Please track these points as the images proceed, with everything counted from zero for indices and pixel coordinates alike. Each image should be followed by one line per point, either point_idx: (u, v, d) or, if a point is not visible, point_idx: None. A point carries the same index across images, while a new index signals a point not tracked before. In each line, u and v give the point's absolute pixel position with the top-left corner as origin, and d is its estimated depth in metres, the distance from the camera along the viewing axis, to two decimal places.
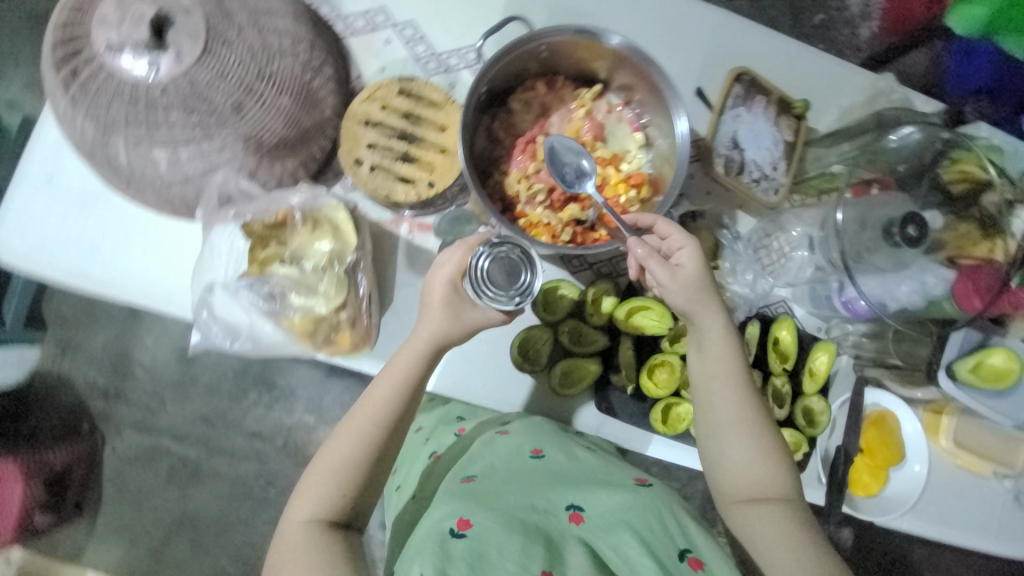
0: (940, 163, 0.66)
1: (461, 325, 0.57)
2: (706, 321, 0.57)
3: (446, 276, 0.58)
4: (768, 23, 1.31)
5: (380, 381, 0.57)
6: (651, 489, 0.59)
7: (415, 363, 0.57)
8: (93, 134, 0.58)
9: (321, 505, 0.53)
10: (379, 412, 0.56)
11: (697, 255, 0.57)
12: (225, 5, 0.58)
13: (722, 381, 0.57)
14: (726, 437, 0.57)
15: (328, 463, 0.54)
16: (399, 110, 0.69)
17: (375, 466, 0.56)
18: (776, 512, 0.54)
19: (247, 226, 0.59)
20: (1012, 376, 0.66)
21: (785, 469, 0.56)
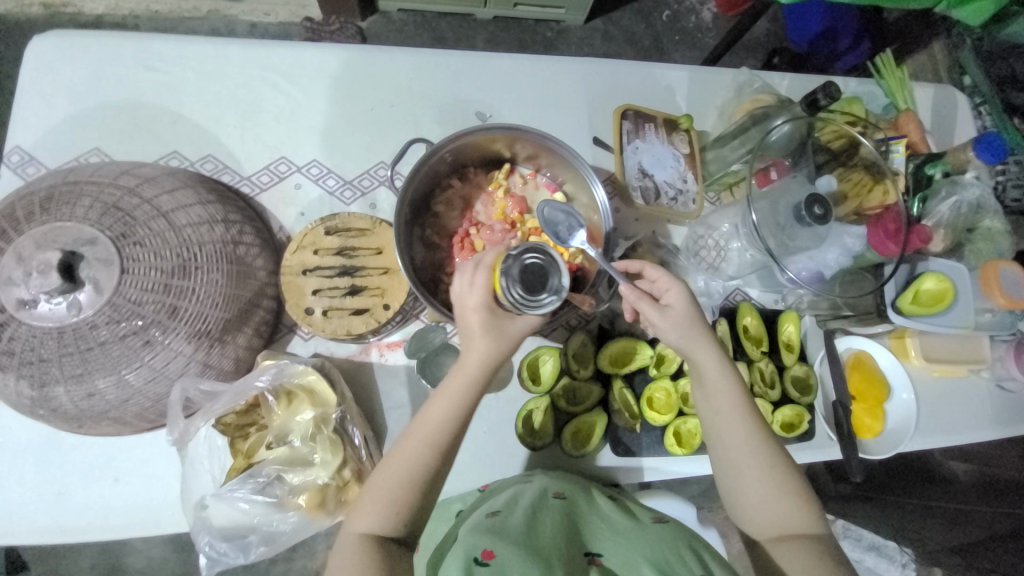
0: (816, 132, 0.74)
1: (500, 341, 0.52)
2: (703, 359, 0.57)
3: (473, 295, 0.52)
4: (624, 40, 1.62)
5: (426, 413, 0.51)
6: (666, 526, 0.59)
7: (462, 388, 0.51)
8: (28, 389, 0.56)
9: (363, 547, 0.48)
10: (424, 441, 0.50)
11: (681, 297, 0.58)
12: (128, 219, 0.57)
13: (732, 414, 0.56)
14: (743, 473, 0.55)
15: (371, 506, 0.49)
16: (331, 248, 0.70)
17: (425, 498, 0.51)
18: (805, 552, 0.52)
19: (220, 422, 0.58)
20: (950, 293, 0.75)
21: (804, 502, 0.55)
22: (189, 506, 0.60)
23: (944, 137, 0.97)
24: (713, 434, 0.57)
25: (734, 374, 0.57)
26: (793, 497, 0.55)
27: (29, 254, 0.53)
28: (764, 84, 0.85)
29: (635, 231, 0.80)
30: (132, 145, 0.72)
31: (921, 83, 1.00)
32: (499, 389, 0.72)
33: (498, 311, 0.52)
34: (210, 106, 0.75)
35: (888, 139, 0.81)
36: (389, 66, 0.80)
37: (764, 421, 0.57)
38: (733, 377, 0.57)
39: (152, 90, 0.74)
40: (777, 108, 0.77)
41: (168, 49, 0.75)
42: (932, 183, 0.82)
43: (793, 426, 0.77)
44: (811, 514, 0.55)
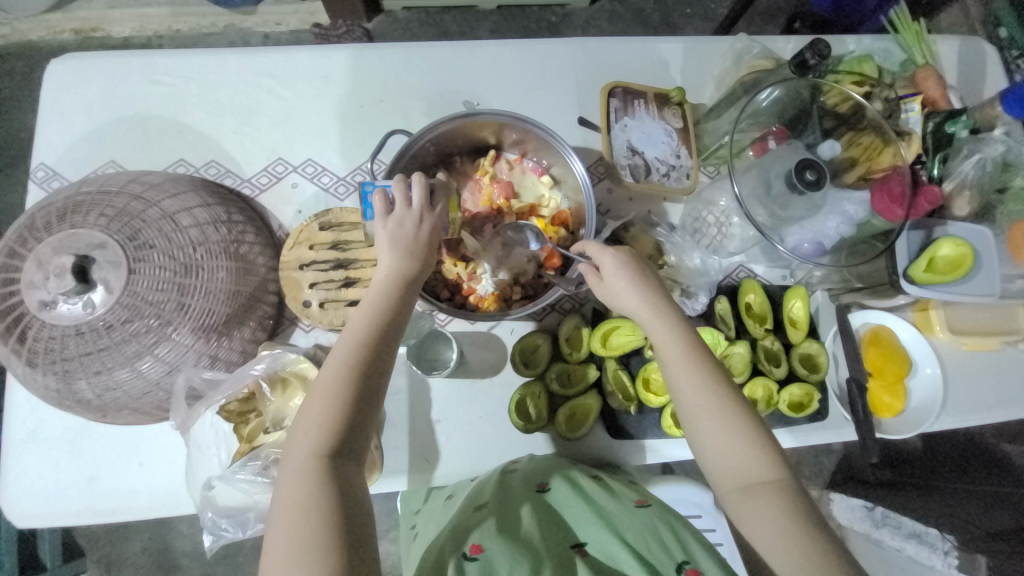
0: (816, 95, 0.70)
1: (426, 258, 0.56)
2: (646, 319, 0.59)
3: (400, 219, 0.56)
4: (631, 19, 1.58)
5: (348, 335, 0.52)
6: (649, 508, 0.59)
7: (382, 304, 0.54)
8: (55, 383, 0.61)
9: (304, 479, 0.46)
10: (349, 358, 0.51)
11: (625, 263, 0.60)
12: (133, 223, 0.61)
13: (683, 363, 0.56)
14: (702, 427, 0.55)
15: (304, 438, 0.48)
16: (325, 243, 0.73)
17: (362, 412, 0.50)
18: (772, 504, 0.51)
19: (224, 409, 0.63)
20: (969, 258, 0.69)
21: (767, 449, 0.54)
22: (195, 487, 0.65)
23: (972, 92, 0.90)
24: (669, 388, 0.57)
25: (682, 329, 0.58)
26: (756, 443, 0.54)
27: (48, 259, 0.58)
28: (764, 49, 0.81)
29: (629, 211, 0.79)
30: (142, 155, 0.77)
31: (945, 36, 0.92)
32: (493, 374, 0.74)
33: (438, 233, 0.59)
34: (211, 114, 0.79)
35: (902, 97, 0.76)
36: (378, 62, 0.81)
37: (719, 371, 0.56)
38: (684, 331, 0.57)
39: (158, 102, 0.79)
40: (770, 71, 0.74)
41: (170, 63, 0.79)
42: (954, 142, 0.75)
43: (803, 406, 0.74)
44: (771, 455, 0.53)
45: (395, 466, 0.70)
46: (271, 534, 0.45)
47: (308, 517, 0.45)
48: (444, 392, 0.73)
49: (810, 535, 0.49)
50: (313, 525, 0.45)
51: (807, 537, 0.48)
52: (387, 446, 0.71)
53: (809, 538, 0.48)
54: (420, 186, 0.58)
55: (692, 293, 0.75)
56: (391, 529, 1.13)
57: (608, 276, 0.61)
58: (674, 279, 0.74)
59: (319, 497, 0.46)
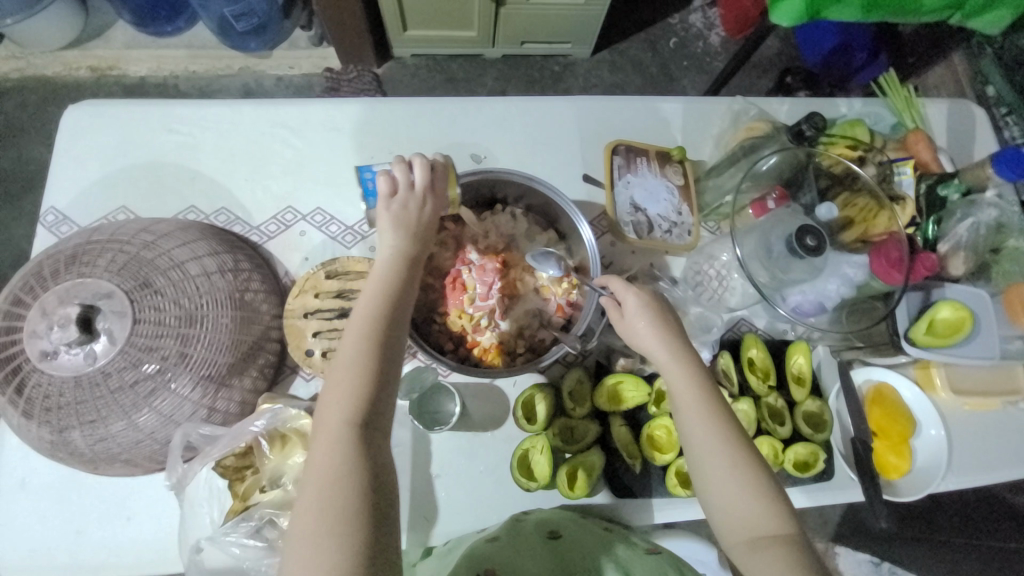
0: (812, 157, 0.72)
1: (424, 240, 0.59)
2: (662, 357, 0.59)
3: (404, 201, 0.59)
4: (630, 69, 1.65)
5: (362, 309, 0.54)
6: (660, 555, 0.60)
7: (391, 279, 0.56)
8: (48, 434, 0.60)
9: (335, 446, 0.48)
10: (368, 329, 0.53)
11: (647, 304, 0.61)
12: (142, 273, 0.62)
13: (695, 400, 0.56)
14: (711, 473, 0.54)
15: (328, 419, 0.50)
16: (330, 291, 0.73)
17: (384, 379, 0.52)
18: (781, 559, 0.49)
19: (220, 464, 0.61)
20: (968, 322, 0.71)
21: (776, 500, 0.53)
22: (185, 547, 0.62)
23: (960, 154, 0.93)
24: (683, 434, 0.57)
25: (697, 368, 0.58)
26: (763, 493, 0.53)
27: (52, 309, 0.58)
28: (760, 111, 0.85)
29: (632, 264, 0.79)
30: (154, 201, 0.79)
31: (932, 100, 0.96)
32: (494, 429, 0.73)
33: (437, 213, 0.61)
34: (224, 162, 0.81)
35: (894, 160, 0.79)
36: (389, 115, 0.84)
37: (731, 417, 0.56)
38: (702, 377, 0.57)
39: (173, 149, 0.80)
40: (767, 137, 0.77)
41: (188, 113, 0.82)
42: (947, 205, 0.78)
43: (808, 466, 0.73)
44: (778, 504, 0.53)
45: None
46: (304, 501, 0.47)
47: (342, 480, 0.47)
48: (444, 445, 0.71)
49: None
50: (346, 490, 0.47)
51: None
52: None
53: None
54: (422, 167, 0.61)
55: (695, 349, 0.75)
56: None
57: (630, 315, 0.61)
58: None
59: (345, 475, 0.47)
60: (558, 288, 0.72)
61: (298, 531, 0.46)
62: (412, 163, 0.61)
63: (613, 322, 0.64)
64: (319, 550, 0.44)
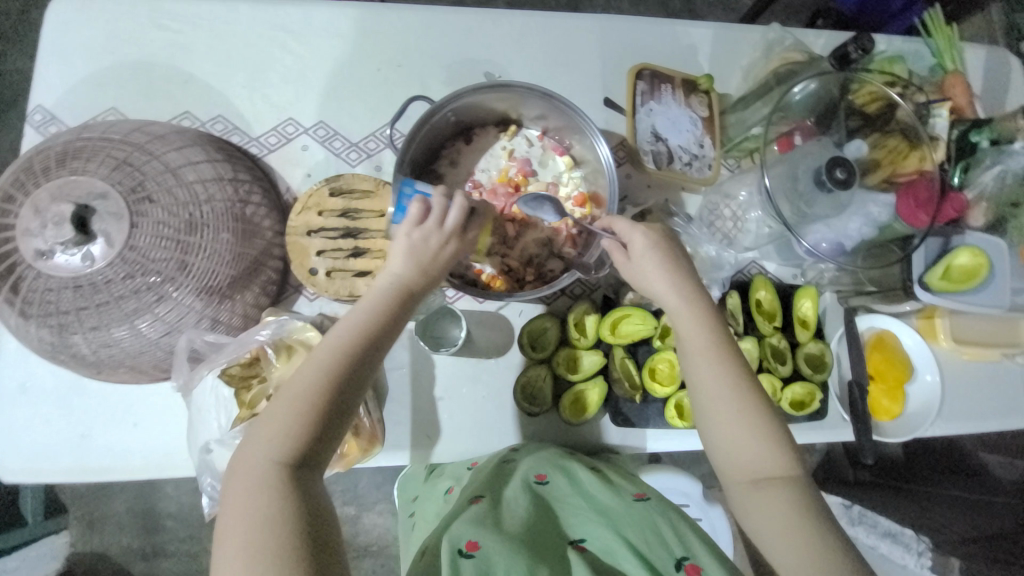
0: (849, 90, 0.68)
1: (432, 280, 0.54)
2: (675, 304, 0.57)
3: (425, 231, 0.53)
4: (653, 1, 1.53)
5: (331, 340, 0.49)
6: (648, 502, 0.59)
7: (378, 313, 0.50)
8: (49, 336, 0.59)
9: (262, 488, 0.43)
10: (334, 365, 0.47)
11: (656, 243, 0.59)
12: (137, 175, 0.58)
13: (705, 350, 0.55)
14: (717, 417, 0.54)
15: (269, 444, 0.44)
16: (335, 210, 0.71)
17: (336, 426, 0.47)
18: (780, 497, 0.50)
19: (226, 373, 0.61)
20: (984, 269, 0.70)
21: (783, 444, 0.53)
22: (195, 448, 0.63)
23: (996, 103, 0.89)
24: (689, 377, 0.56)
25: (710, 316, 0.57)
26: (771, 440, 0.53)
27: (45, 207, 0.55)
28: (796, 41, 0.79)
29: (646, 199, 0.77)
30: (145, 105, 0.74)
31: (972, 44, 0.91)
32: (498, 355, 0.73)
33: (454, 261, 0.55)
34: (220, 66, 0.75)
35: (931, 101, 0.75)
36: (398, 25, 0.78)
37: (742, 362, 0.55)
38: (715, 323, 0.56)
39: (164, 49, 0.74)
40: (805, 64, 0.73)
41: (179, 8, 0.75)
42: (976, 152, 0.75)
43: (804, 405, 0.74)
44: (786, 454, 0.53)
45: (395, 441, 0.70)
46: (221, 543, 0.42)
47: (265, 529, 0.41)
48: (448, 369, 0.72)
49: (822, 537, 0.48)
50: (270, 538, 0.41)
51: (813, 533, 0.48)
52: (389, 420, 0.70)
53: (815, 532, 0.48)
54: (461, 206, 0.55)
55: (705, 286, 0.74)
56: (380, 501, 1.15)
57: (637, 256, 0.59)
58: None
59: (280, 507, 0.43)
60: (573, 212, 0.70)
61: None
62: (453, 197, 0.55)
63: (617, 263, 0.61)
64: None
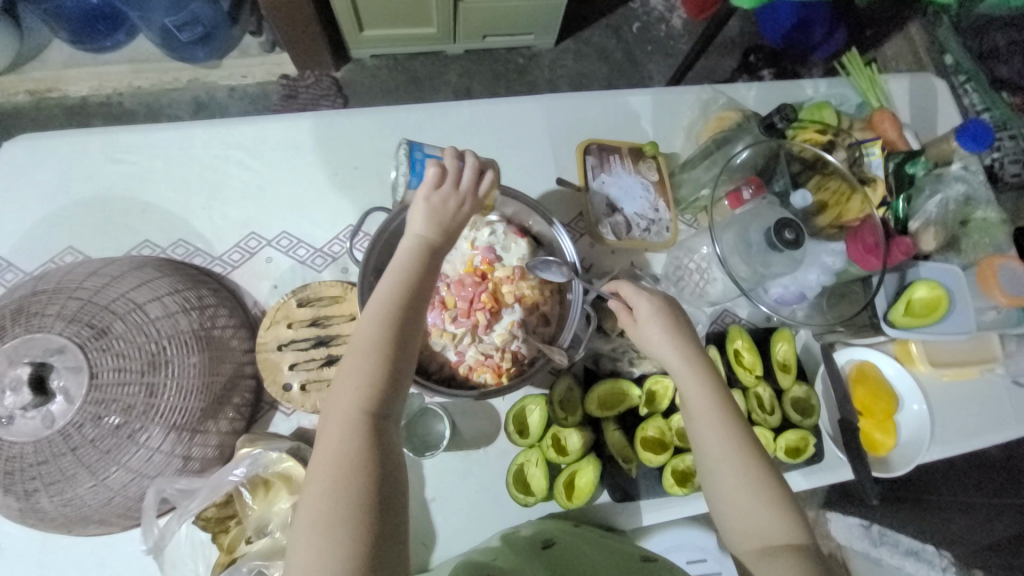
0: (784, 145, 0.72)
1: (449, 236, 0.59)
2: (676, 366, 0.59)
3: (444, 194, 0.58)
4: (596, 57, 1.63)
5: (379, 302, 0.54)
6: (656, 563, 0.62)
7: (414, 276, 0.55)
8: (13, 502, 0.56)
9: (347, 437, 0.49)
10: (386, 317, 0.53)
11: (658, 309, 0.61)
12: (96, 323, 0.57)
13: (707, 410, 0.57)
14: (724, 480, 0.55)
15: (349, 397, 0.50)
16: (304, 320, 0.70)
17: (399, 382, 0.53)
18: (792, 564, 0.50)
19: (201, 517, 0.59)
20: (944, 300, 0.72)
21: (790, 509, 0.54)
22: None
23: (925, 128, 0.94)
24: (694, 434, 0.57)
25: (713, 376, 0.58)
26: (779, 504, 0.53)
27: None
28: (729, 99, 0.84)
29: (612, 265, 0.78)
30: (106, 238, 0.74)
31: (895, 74, 0.97)
32: (487, 445, 0.71)
33: (470, 216, 0.60)
34: (178, 190, 0.76)
35: (863, 141, 0.79)
36: (350, 128, 0.80)
37: (744, 427, 0.56)
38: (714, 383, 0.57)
39: (121, 181, 0.75)
40: (739, 127, 0.77)
41: (133, 140, 0.76)
42: (915, 181, 0.79)
43: (799, 451, 0.74)
44: (793, 517, 0.53)
45: None
46: (310, 488, 0.47)
47: (349, 477, 0.47)
48: (437, 467, 0.70)
49: None
50: (351, 488, 0.47)
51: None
52: None
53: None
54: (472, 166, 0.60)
55: None
56: None
57: (642, 322, 0.61)
58: None
59: (361, 456, 0.48)
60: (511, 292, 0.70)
61: (293, 539, 0.46)
62: (463, 159, 0.60)
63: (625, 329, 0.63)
64: (317, 554, 0.44)
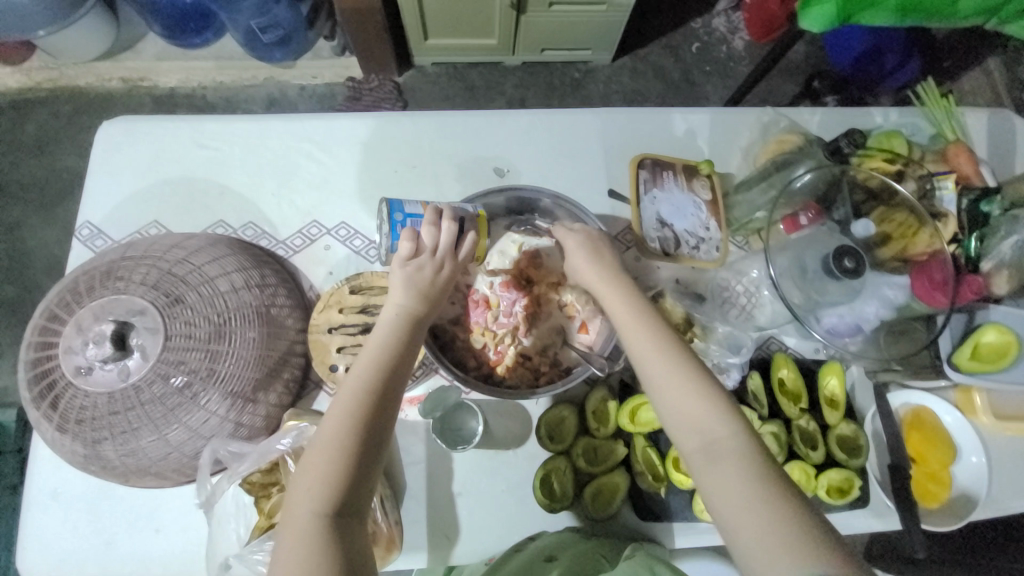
0: (849, 170, 0.69)
1: (433, 303, 0.60)
2: (603, 291, 0.61)
3: (420, 264, 0.58)
4: (652, 75, 1.63)
5: (356, 380, 0.55)
6: (631, 560, 0.58)
7: (387, 345, 0.57)
8: (80, 448, 0.61)
9: (310, 535, 0.49)
10: (354, 400, 0.54)
11: (588, 246, 0.63)
12: (172, 291, 0.63)
13: (635, 330, 0.58)
14: (660, 392, 0.55)
15: (313, 486, 0.51)
16: (354, 306, 0.74)
17: (372, 455, 0.53)
18: (731, 469, 0.50)
19: (247, 481, 0.62)
20: (1014, 347, 0.70)
21: (725, 410, 0.53)
22: (215, 563, 0.63)
23: (1003, 166, 0.89)
24: (635, 359, 0.57)
25: (637, 304, 0.60)
26: (716, 412, 0.53)
27: (88, 326, 0.59)
28: (791, 122, 0.83)
29: (658, 280, 0.78)
30: (184, 215, 0.80)
31: (972, 109, 0.93)
32: (517, 447, 0.72)
33: (455, 281, 0.62)
34: (252, 177, 0.82)
35: (935, 174, 0.76)
36: (412, 129, 0.84)
37: (675, 342, 0.57)
38: (642, 306, 0.59)
39: (203, 165, 0.82)
40: (800, 151, 0.76)
41: (217, 128, 0.83)
42: (990, 220, 0.74)
43: (843, 492, 0.70)
44: (733, 421, 0.53)
45: (414, 541, 0.68)
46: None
47: (311, 567, 0.48)
48: (467, 462, 0.71)
49: (773, 506, 0.47)
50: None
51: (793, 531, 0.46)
52: (406, 519, 0.69)
53: (795, 526, 0.46)
54: (448, 231, 0.60)
55: (724, 368, 0.72)
56: None
57: (573, 256, 0.63)
58: (704, 352, 0.73)
59: (322, 546, 0.49)
60: (550, 300, 0.72)
61: None
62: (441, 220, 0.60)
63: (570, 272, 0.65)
64: None
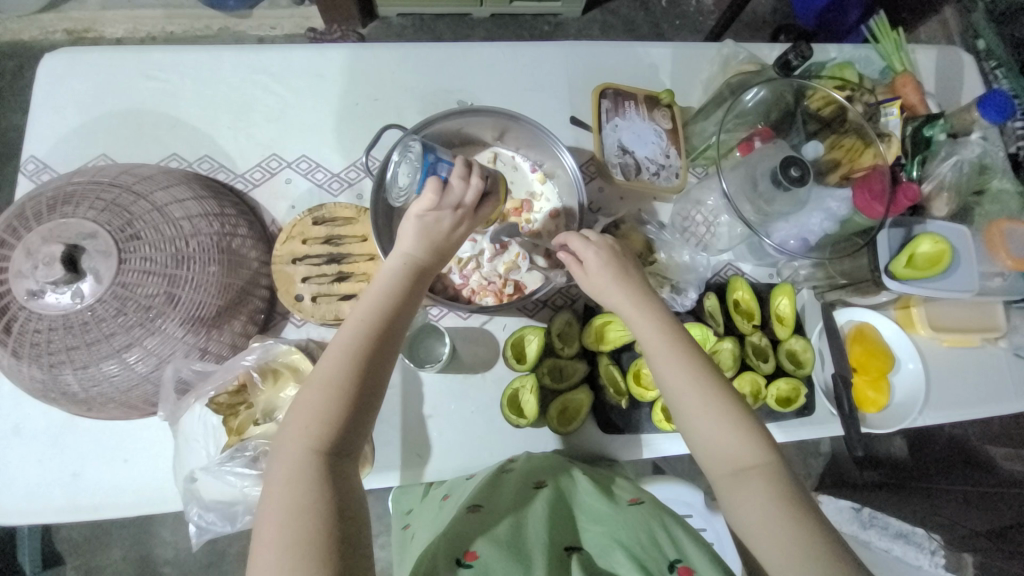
0: (802, 98, 0.72)
1: (439, 256, 0.58)
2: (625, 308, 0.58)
3: (440, 214, 0.57)
4: (623, 28, 1.61)
5: (353, 326, 0.52)
6: (644, 507, 0.58)
7: (391, 294, 0.54)
8: (38, 373, 0.60)
9: (298, 478, 0.46)
10: (356, 347, 0.51)
11: (604, 257, 0.60)
12: (126, 214, 0.61)
13: (661, 347, 0.55)
14: (688, 414, 0.53)
15: (303, 428, 0.48)
16: (318, 238, 0.74)
17: (364, 410, 0.50)
18: (762, 491, 0.49)
19: (214, 401, 0.63)
20: (947, 255, 0.72)
21: (753, 431, 0.52)
22: (182, 479, 0.65)
23: (948, 100, 0.93)
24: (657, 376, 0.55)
25: (664, 318, 0.57)
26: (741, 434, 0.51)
27: (36, 248, 0.57)
28: (749, 55, 0.83)
29: (620, 209, 0.80)
30: (136, 149, 0.77)
31: (923, 46, 0.96)
32: (485, 370, 0.74)
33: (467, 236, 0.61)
34: (206, 109, 0.79)
35: (881, 101, 0.79)
36: (375, 61, 0.82)
37: (701, 357, 0.55)
38: (665, 318, 0.57)
39: (152, 97, 0.79)
40: (757, 74, 0.77)
41: (165, 59, 0.80)
42: (932, 145, 0.78)
43: (789, 401, 0.75)
44: (757, 441, 0.51)
45: (385, 462, 0.70)
46: (261, 527, 0.45)
47: (302, 519, 0.44)
48: (435, 387, 0.73)
49: (799, 527, 0.47)
50: (308, 526, 0.44)
51: (804, 523, 0.47)
52: (379, 440, 0.70)
53: (801, 521, 0.47)
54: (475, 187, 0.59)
55: (682, 289, 0.76)
56: (381, 534, 1.11)
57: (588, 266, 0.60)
58: (664, 274, 0.76)
59: (313, 498, 0.45)
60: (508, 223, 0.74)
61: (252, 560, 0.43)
62: (470, 177, 0.58)
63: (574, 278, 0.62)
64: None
